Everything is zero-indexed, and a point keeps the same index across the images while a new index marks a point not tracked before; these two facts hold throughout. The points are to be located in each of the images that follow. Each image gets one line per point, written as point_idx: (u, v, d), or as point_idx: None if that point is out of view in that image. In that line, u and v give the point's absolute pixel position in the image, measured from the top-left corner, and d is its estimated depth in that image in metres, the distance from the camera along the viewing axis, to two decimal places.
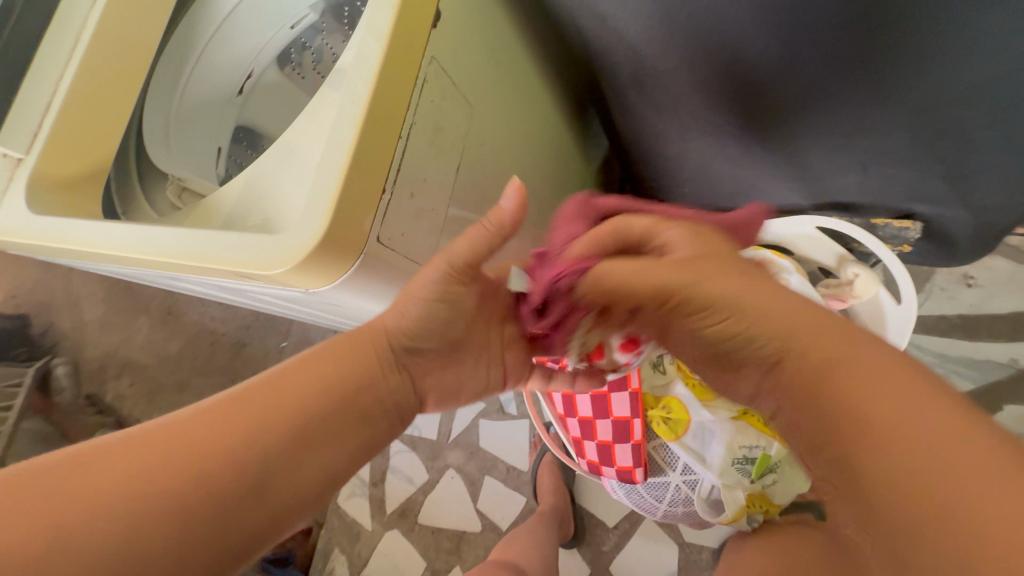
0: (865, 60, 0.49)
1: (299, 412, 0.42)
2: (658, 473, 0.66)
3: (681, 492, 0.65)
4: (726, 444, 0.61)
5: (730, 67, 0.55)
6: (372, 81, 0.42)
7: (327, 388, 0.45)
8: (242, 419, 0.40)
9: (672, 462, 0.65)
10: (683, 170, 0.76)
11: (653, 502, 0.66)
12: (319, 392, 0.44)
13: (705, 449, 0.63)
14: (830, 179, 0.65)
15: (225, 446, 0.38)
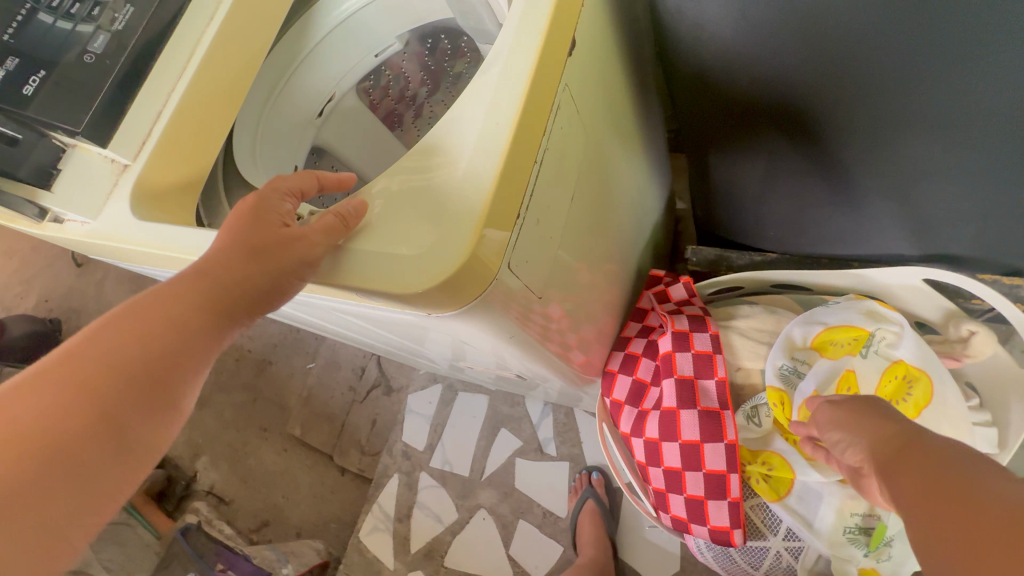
0: (1005, 107, 0.45)
1: (91, 362, 0.37)
2: (757, 537, 0.63)
3: (782, 559, 0.62)
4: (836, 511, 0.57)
5: (844, 102, 0.53)
6: (517, 106, 0.41)
7: (155, 317, 0.40)
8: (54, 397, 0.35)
9: (773, 527, 0.62)
10: (771, 212, 0.74)
11: (746, 566, 0.63)
12: (127, 324, 0.39)
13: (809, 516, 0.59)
14: (942, 233, 0.62)
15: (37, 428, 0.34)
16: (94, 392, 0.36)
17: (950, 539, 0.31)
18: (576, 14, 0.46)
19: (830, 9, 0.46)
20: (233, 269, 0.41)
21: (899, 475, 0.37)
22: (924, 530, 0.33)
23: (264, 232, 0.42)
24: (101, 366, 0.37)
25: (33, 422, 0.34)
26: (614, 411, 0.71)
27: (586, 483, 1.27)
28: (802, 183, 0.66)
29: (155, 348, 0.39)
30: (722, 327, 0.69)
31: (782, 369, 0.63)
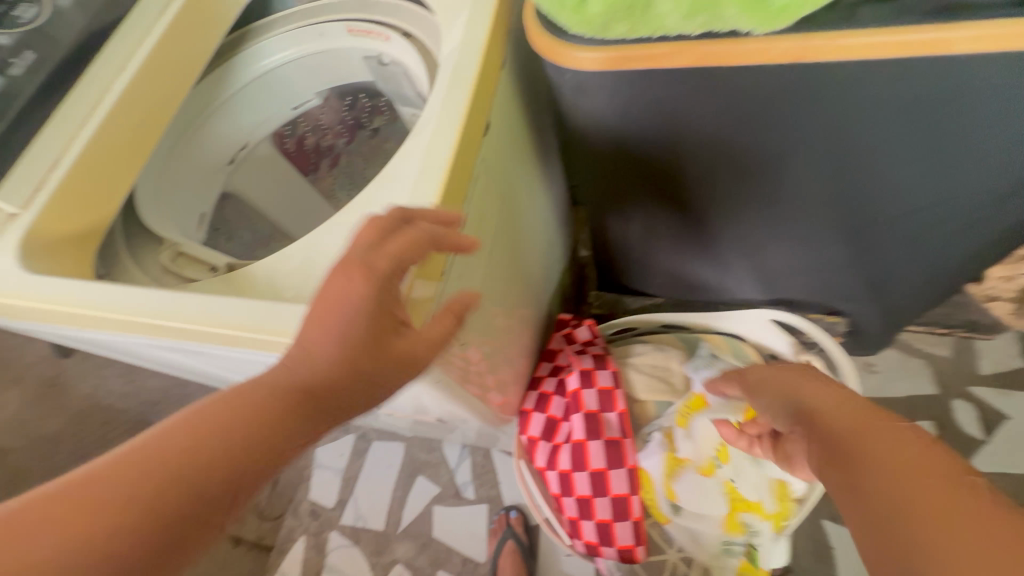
0: (819, 192, 0.61)
1: (151, 478, 0.27)
2: (655, 551, 0.72)
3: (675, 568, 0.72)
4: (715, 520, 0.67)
5: (707, 188, 0.65)
6: (442, 178, 0.46)
7: (214, 437, 0.29)
8: (81, 511, 0.26)
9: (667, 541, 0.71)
10: (654, 265, 0.86)
11: None
12: (208, 421, 0.30)
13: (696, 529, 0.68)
14: (781, 280, 0.78)
15: (36, 558, 0.24)
16: (130, 516, 0.26)
17: (859, 498, 0.29)
18: (489, 100, 0.54)
19: (697, 127, 0.55)
20: (346, 360, 0.34)
21: (825, 431, 0.35)
22: (836, 452, 0.33)
23: (380, 332, 0.36)
24: (169, 484, 0.28)
25: (53, 552, 0.24)
26: (531, 447, 0.76)
27: (505, 523, 1.29)
28: (676, 244, 0.79)
29: (234, 469, 0.29)
30: (621, 364, 0.79)
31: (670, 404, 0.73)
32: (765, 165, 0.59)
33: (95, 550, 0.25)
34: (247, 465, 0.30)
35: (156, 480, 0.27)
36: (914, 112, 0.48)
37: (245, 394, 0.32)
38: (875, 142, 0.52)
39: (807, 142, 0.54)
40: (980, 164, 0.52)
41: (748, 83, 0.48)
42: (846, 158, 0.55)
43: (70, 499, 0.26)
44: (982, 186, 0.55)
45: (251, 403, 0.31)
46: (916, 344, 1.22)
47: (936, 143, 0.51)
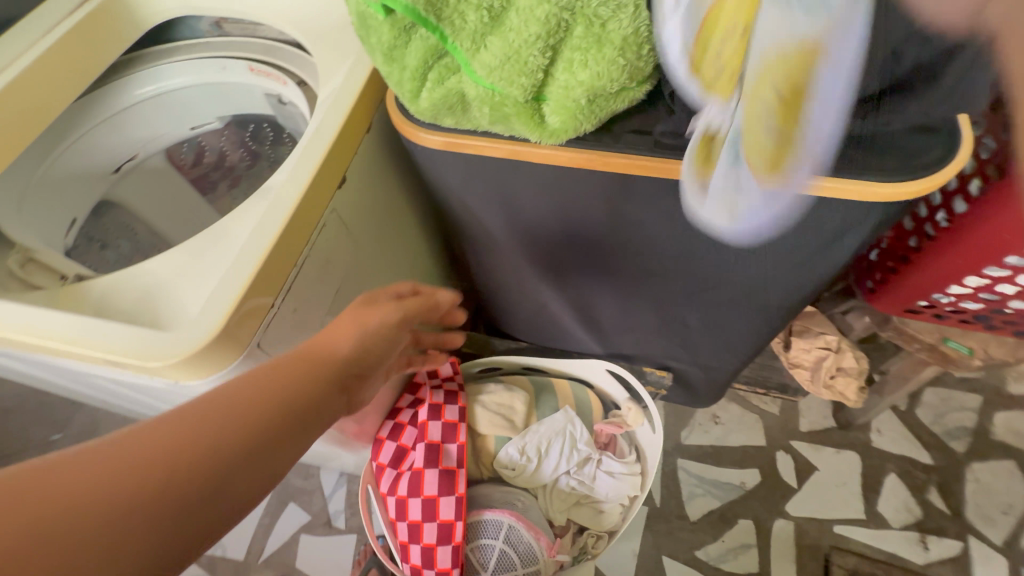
0: (629, 272, 0.73)
1: (207, 430, 0.39)
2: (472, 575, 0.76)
3: None
4: (536, 546, 0.77)
5: (547, 258, 0.75)
6: (280, 225, 0.52)
7: (210, 419, 0.40)
8: (171, 441, 0.38)
9: (484, 564, 0.76)
10: (519, 314, 0.96)
11: None
12: (243, 391, 0.42)
13: (517, 555, 0.76)
14: (617, 336, 0.91)
15: (138, 469, 0.35)
16: (192, 447, 0.38)
17: None
18: (348, 159, 0.61)
19: (526, 207, 0.65)
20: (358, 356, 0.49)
21: None
22: None
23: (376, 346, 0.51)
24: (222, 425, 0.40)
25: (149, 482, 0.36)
26: (378, 473, 0.81)
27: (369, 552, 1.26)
28: (533, 299, 0.88)
29: (263, 430, 0.41)
30: (471, 399, 0.87)
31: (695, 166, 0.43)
32: (589, 247, 0.69)
33: (192, 460, 0.37)
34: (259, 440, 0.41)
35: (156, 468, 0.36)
36: (673, 219, 0.60)
37: (250, 384, 0.43)
38: (661, 241, 0.64)
39: (613, 233, 0.65)
40: (736, 261, 0.65)
41: (542, 173, 0.58)
42: (643, 249, 0.67)
43: (160, 433, 0.38)
44: (744, 279, 0.68)
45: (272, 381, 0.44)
46: (753, 401, 1.41)
47: (698, 245, 0.63)
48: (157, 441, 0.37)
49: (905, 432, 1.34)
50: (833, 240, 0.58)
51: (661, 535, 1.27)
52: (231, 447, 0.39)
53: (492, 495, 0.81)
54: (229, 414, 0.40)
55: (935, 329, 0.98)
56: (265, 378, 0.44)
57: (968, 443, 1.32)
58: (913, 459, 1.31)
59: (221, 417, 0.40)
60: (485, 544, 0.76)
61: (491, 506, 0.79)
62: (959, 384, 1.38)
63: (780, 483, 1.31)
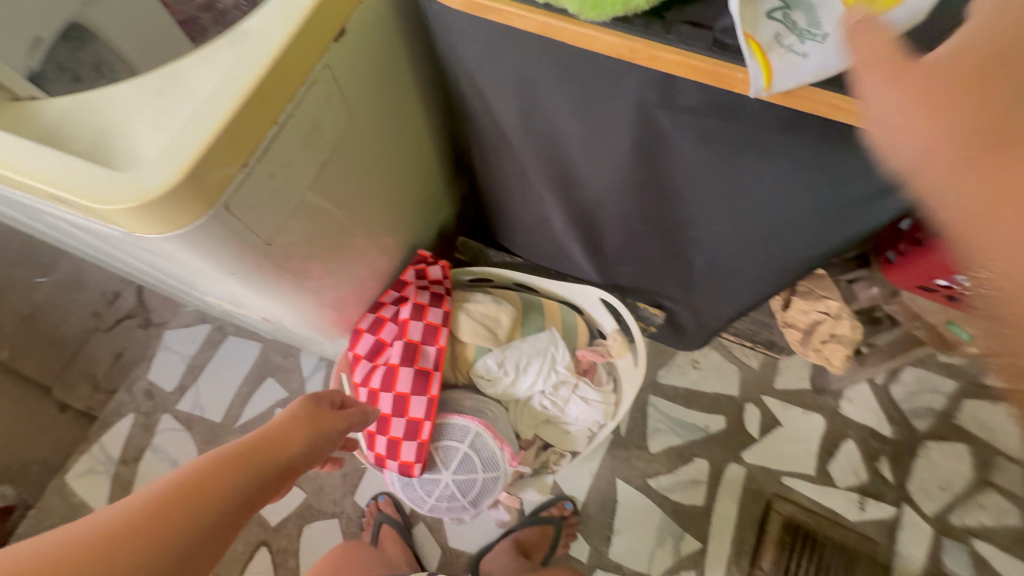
0: (643, 200, 0.66)
1: (197, 503, 0.44)
2: (434, 471, 0.78)
3: (449, 489, 0.78)
4: (500, 454, 0.79)
5: (558, 169, 0.68)
6: (259, 71, 0.45)
7: (190, 497, 0.43)
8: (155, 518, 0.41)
9: (446, 463, 0.77)
10: (518, 227, 0.90)
11: (422, 494, 0.78)
12: (214, 471, 0.47)
13: (479, 460, 0.78)
14: (616, 266, 0.86)
15: (135, 544, 0.39)
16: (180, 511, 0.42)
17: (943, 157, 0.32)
18: (349, 8, 0.52)
19: (546, 102, 0.57)
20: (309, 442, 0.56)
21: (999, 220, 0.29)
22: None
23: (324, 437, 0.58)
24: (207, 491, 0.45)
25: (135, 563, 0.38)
26: (353, 362, 0.80)
27: (376, 511, 1.26)
28: (536, 213, 0.82)
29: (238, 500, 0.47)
30: (457, 305, 0.84)
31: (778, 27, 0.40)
32: (606, 164, 0.62)
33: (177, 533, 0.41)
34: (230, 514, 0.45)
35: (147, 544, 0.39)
36: (709, 141, 0.53)
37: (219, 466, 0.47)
38: (690, 168, 0.58)
39: (637, 151, 0.58)
40: (764, 203, 0.59)
41: (573, 58, 0.50)
42: (666, 175, 0.60)
43: (157, 500, 0.42)
44: (767, 224, 0.62)
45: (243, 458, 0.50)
46: (736, 352, 1.41)
47: (728, 177, 0.57)
48: (154, 510, 0.41)
49: (873, 404, 1.37)
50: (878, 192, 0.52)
51: (619, 460, 1.33)
52: (214, 514, 0.44)
53: (464, 401, 0.81)
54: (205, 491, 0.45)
55: (941, 309, 0.94)
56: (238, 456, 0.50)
57: (930, 422, 1.35)
58: (874, 430, 1.35)
59: (198, 493, 0.44)
60: (451, 445, 0.77)
61: (461, 411, 0.79)
62: (938, 367, 1.39)
63: (742, 432, 1.35)
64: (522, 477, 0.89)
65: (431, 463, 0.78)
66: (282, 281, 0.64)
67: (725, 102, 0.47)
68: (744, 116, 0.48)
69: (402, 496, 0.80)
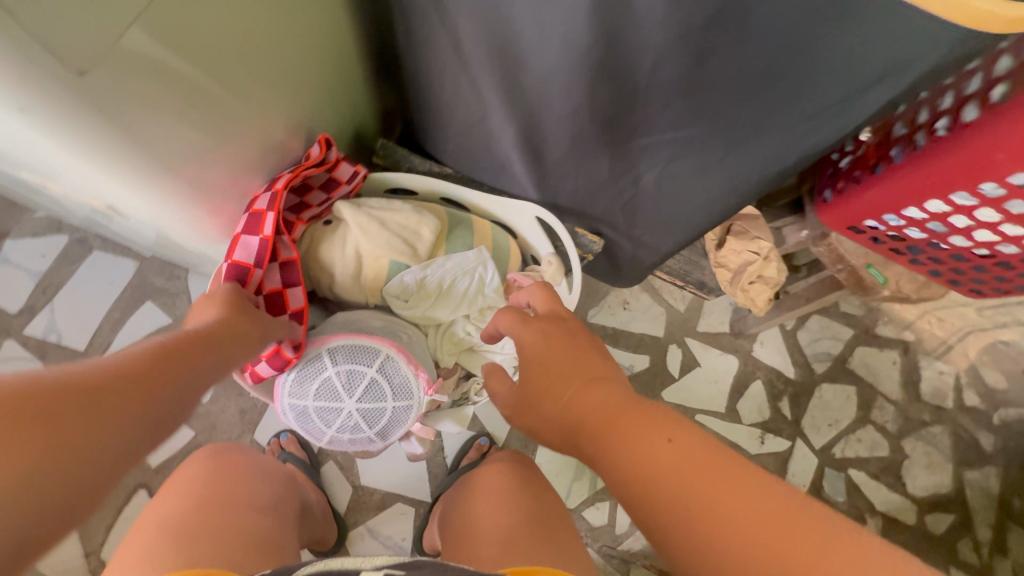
0: (592, 93, 0.57)
1: (146, 371, 0.41)
2: (334, 400, 0.67)
3: (352, 419, 0.68)
4: (414, 382, 0.70)
5: (495, 42, 0.56)
6: None
7: (139, 368, 0.40)
8: (102, 382, 0.37)
9: (350, 392, 0.67)
10: (449, 128, 0.78)
11: (320, 426, 0.69)
12: (159, 347, 0.43)
13: (390, 387, 0.68)
14: (556, 182, 0.78)
15: (89, 401, 0.36)
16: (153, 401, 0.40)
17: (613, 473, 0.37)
18: None
19: None
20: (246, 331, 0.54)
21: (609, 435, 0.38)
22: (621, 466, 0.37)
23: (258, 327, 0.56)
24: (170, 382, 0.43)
25: (95, 427, 0.35)
26: None
27: (279, 449, 1.15)
28: (471, 108, 0.71)
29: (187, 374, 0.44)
30: (369, 214, 0.71)
31: None
32: (553, 35, 0.51)
33: (136, 399, 0.39)
34: (182, 383, 0.43)
35: (101, 406, 0.36)
36: (686, 7, 0.43)
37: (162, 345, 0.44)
38: (646, 49, 0.49)
39: (587, 19, 0.48)
40: (734, 100, 0.51)
41: None
42: (620, 57, 0.51)
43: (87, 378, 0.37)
44: (733, 129, 0.55)
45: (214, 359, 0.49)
46: (664, 294, 1.41)
47: (700, 66, 0.49)
48: (105, 375, 0.38)
49: (781, 349, 1.43)
50: (861, 86, 0.46)
51: None
52: (155, 394, 0.40)
53: (374, 322, 0.71)
54: (152, 364, 0.41)
55: (864, 253, 0.97)
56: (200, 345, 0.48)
57: (828, 366, 1.43)
58: (780, 372, 1.42)
59: (147, 365, 0.41)
60: (356, 370, 0.67)
61: (371, 332, 0.69)
62: (840, 317, 1.46)
63: (664, 372, 1.38)
64: (439, 408, 0.82)
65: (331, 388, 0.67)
66: (130, 150, 0.48)
67: None
68: None
69: (296, 424, 0.70)
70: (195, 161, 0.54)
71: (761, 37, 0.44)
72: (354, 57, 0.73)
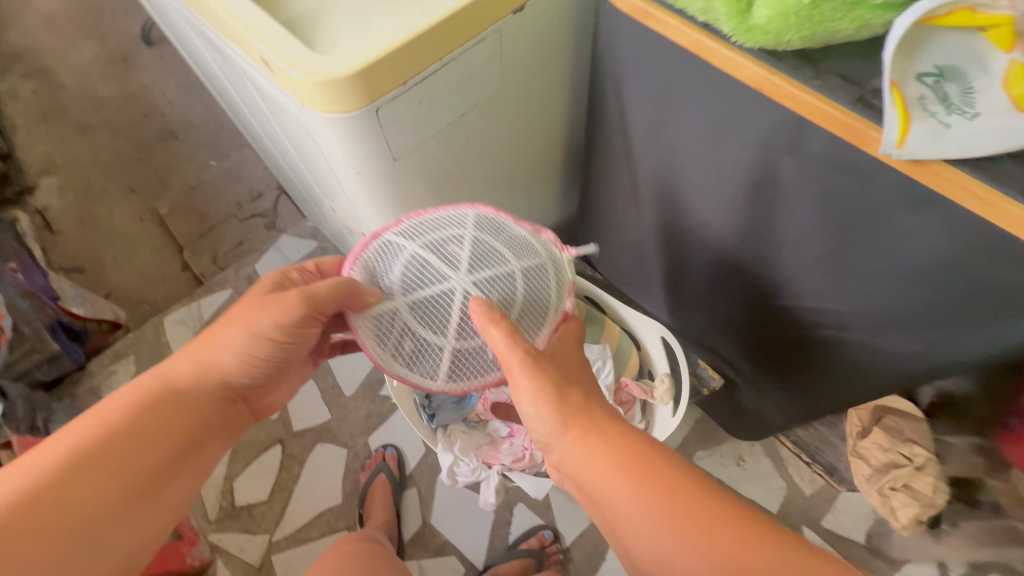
0: (737, 242, 0.66)
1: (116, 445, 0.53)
2: (448, 329, 0.58)
3: (468, 346, 0.59)
4: (536, 245, 0.64)
5: (669, 189, 0.69)
6: (444, 15, 0.53)
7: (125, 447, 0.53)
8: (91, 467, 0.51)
9: (463, 321, 0.58)
10: (609, 245, 0.93)
11: (431, 374, 0.60)
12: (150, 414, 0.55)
13: (521, 303, 0.59)
14: (691, 310, 0.85)
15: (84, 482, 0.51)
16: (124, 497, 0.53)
17: None
18: None
19: (674, 114, 0.60)
20: (196, 402, 0.59)
21: None
22: None
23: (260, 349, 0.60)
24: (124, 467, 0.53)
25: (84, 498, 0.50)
26: None
27: (380, 458, 1.33)
28: (632, 231, 0.84)
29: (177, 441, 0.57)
30: None
31: (921, 99, 0.37)
32: (715, 196, 0.64)
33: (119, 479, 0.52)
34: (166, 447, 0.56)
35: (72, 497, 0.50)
36: (828, 201, 0.52)
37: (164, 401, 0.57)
38: (794, 225, 0.58)
39: (741, 187, 0.59)
40: (868, 284, 0.56)
41: (718, 83, 0.52)
42: (768, 222, 0.60)
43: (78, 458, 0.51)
44: (868, 308, 0.59)
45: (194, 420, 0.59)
46: (789, 467, 1.28)
47: (838, 248, 0.56)
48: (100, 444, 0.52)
49: None
50: (1002, 313, 0.48)
51: None
52: (141, 465, 0.54)
53: (500, 237, 0.62)
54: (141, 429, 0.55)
55: None
56: (156, 405, 0.57)
57: None
58: None
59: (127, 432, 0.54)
60: (488, 284, 0.58)
61: (498, 251, 0.60)
62: None
63: None
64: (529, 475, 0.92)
65: (453, 263, 0.58)
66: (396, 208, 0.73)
67: (859, 161, 0.47)
68: (873, 183, 0.47)
69: (410, 373, 0.60)
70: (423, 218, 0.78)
71: (895, 242, 0.50)
72: (556, 173, 0.94)
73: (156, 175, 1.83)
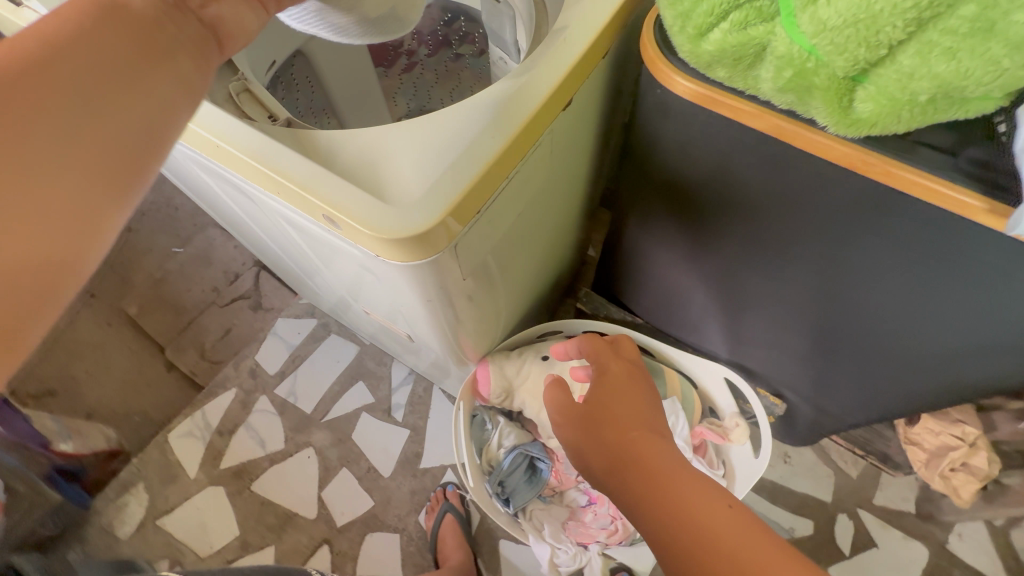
0: (801, 284, 0.67)
1: None
2: None
3: None
4: None
5: (726, 245, 0.69)
6: (510, 137, 0.50)
7: None
8: None
9: None
10: (648, 293, 0.93)
11: None
12: None
13: None
14: (746, 345, 0.86)
15: None
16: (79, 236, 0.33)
17: None
18: (580, 82, 0.57)
19: (735, 183, 0.60)
20: None
21: None
22: None
23: None
24: (92, 175, 0.33)
25: None
26: None
27: (443, 498, 1.30)
28: (675, 281, 0.84)
29: None
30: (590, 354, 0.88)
31: None
32: (781, 250, 0.64)
33: None
34: None
35: None
36: (908, 252, 0.54)
37: None
38: (871, 272, 0.59)
39: (811, 240, 0.60)
40: (938, 332, 0.61)
41: (789, 158, 0.53)
42: (840, 270, 0.61)
43: None
44: (938, 335, 0.61)
45: (111, 79, 0.34)
46: (834, 456, 1.32)
47: (893, 300, 0.61)
48: None
49: (988, 549, 1.22)
50: None
51: None
52: None
53: None
54: None
55: None
56: None
57: None
58: None
59: None
60: None
61: None
62: None
63: (832, 544, 1.25)
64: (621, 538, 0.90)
65: None
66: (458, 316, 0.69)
67: (949, 225, 0.49)
68: (960, 238, 0.49)
69: None
70: (478, 315, 0.75)
71: (968, 301, 0.55)
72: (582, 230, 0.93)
73: (116, 274, 1.68)
